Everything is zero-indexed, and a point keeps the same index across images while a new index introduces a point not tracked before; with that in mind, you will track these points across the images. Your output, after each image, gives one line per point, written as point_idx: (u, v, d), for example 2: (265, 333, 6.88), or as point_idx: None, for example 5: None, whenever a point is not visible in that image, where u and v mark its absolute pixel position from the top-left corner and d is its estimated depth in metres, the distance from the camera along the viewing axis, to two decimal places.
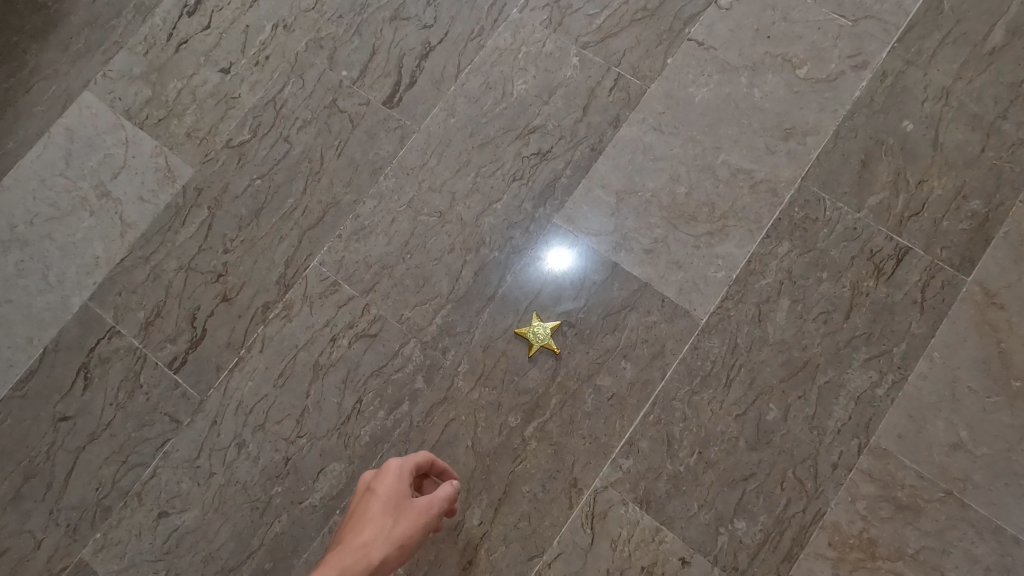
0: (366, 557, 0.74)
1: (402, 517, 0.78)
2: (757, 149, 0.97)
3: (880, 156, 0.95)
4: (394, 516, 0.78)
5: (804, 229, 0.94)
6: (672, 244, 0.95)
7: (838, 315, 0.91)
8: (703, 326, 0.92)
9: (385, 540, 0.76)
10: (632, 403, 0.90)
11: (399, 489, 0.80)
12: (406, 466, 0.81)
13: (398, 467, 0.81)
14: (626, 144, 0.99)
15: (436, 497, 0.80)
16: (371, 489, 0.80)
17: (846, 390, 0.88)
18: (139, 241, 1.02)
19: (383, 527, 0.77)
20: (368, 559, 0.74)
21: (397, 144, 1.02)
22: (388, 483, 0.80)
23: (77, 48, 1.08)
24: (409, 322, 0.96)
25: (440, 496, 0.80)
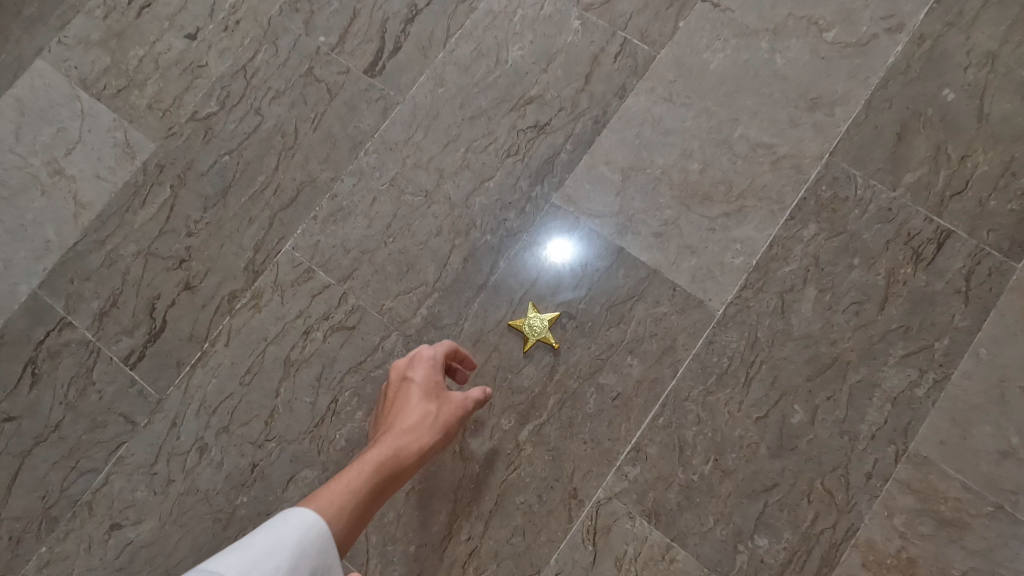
0: (413, 441, 0.72)
1: (442, 404, 0.75)
2: (779, 122, 0.87)
3: (918, 129, 0.85)
4: (434, 404, 0.75)
5: (832, 210, 0.84)
6: (684, 227, 0.85)
7: (871, 307, 0.81)
8: (719, 318, 0.82)
9: (429, 426, 0.73)
10: (639, 404, 0.81)
11: (436, 378, 0.77)
12: (439, 354, 0.78)
13: (432, 354, 0.78)
14: (633, 116, 0.89)
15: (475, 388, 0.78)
16: (405, 379, 0.77)
17: (880, 390, 0.78)
18: (94, 223, 0.92)
19: (425, 413, 0.74)
20: (413, 443, 0.72)
21: (379, 117, 0.92)
22: (424, 368, 0.77)
23: (29, 12, 0.99)
24: (391, 313, 0.86)
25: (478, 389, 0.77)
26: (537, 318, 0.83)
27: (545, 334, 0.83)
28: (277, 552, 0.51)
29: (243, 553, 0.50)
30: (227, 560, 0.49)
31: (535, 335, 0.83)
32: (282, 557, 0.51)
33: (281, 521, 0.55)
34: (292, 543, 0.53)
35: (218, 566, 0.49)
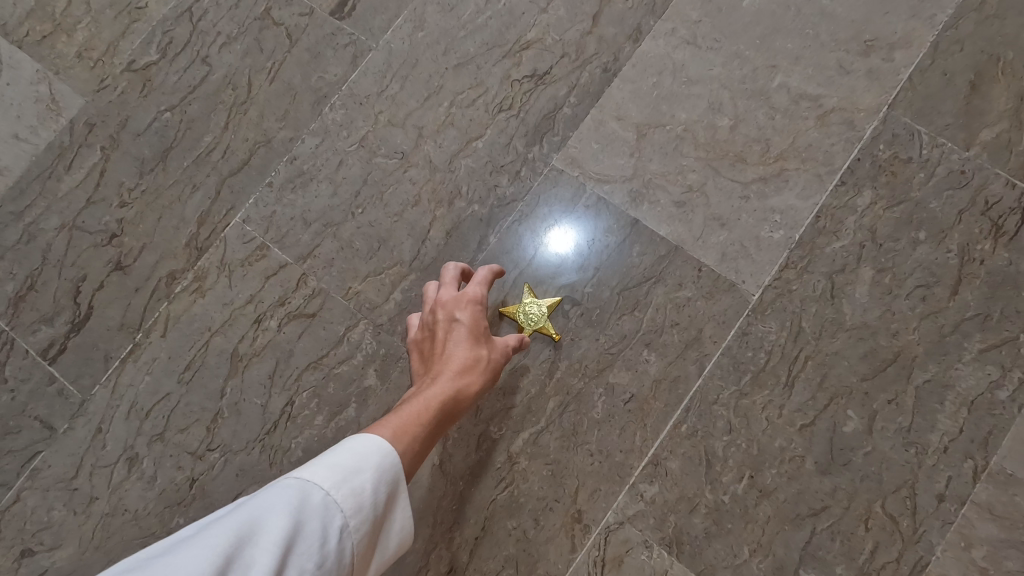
0: (466, 385, 0.60)
1: (492, 347, 0.64)
2: (827, 69, 0.72)
3: (996, 76, 0.70)
4: (485, 347, 0.63)
5: (892, 175, 0.69)
6: (712, 195, 0.70)
7: (940, 291, 0.66)
8: (755, 304, 0.68)
9: (481, 371, 0.62)
10: (657, 408, 0.66)
11: (483, 319, 0.65)
12: (485, 290, 0.66)
13: (479, 290, 0.66)
14: (649, 63, 0.74)
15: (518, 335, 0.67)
16: (447, 317, 0.64)
17: (954, 392, 0.64)
18: (11, 191, 0.78)
19: (474, 355, 0.62)
20: (466, 388, 0.60)
21: (348, 67, 0.78)
22: (471, 306, 0.65)
23: None
24: (359, 298, 0.72)
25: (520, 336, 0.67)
26: (533, 305, 0.69)
27: (544, 324, 0.68)
28: (363, 471, 0.45)
29: (331, 469, 0.44)
30: (317, 472, 0.44)
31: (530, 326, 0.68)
32: (369, 478, 0.45)
33: (359, 439, 0.48)
34: (377, 464, 0.46)
35: (307, 475, 0.43)
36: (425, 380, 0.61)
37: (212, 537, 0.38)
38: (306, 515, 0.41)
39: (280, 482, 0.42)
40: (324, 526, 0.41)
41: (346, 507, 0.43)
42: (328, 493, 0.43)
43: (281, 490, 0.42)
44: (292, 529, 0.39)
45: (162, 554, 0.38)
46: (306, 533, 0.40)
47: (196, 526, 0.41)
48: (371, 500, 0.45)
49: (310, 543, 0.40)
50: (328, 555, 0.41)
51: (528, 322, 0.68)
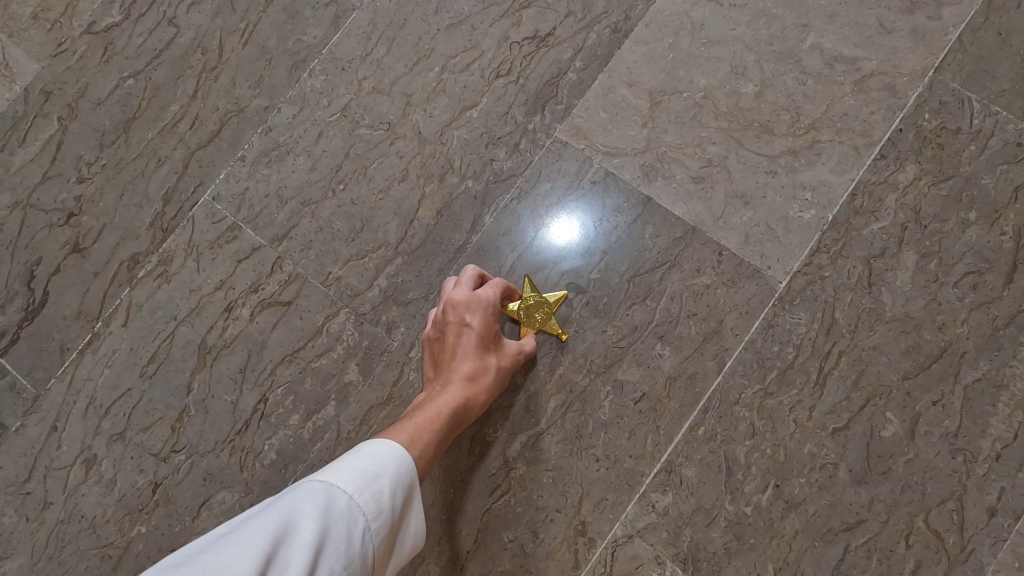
0: (473, 400, 0.56)
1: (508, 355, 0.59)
2: (866, 28, 0.64)
3: None
4: (497, 357, 0.58)
5: (938, 148, 0.61)
6: (735, 170, 0.63)
7: (993, 279, 0.59)
8: (782, 292, 0.60)
9: (489, 385, 0.57)
10: (671, 409, 0.59)
11: (494, 325, 0.59)
12: (502, 296, 0.60)
13: (494, 294, 0.59)
14: (664, 22, 0.66)
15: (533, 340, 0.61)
16: (457, 319, 0.58)
17: (1008, 393, 0.57)
18: None
19: (485, 366, 0.57)
20: (472, 401, 0.56)
21: (328, 28, 0.70)
22: (484, 310, 0.58)
23: None
24: (339, 284, 0.65)
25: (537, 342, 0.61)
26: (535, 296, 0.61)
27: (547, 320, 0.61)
28: (383, 476, 0.44)
29: (352, 472, 0.43)
30: (338, 476, 0.42)
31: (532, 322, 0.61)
32: (389, 482, 0.44)
33: (374, 444, 0.46)
34: (394, 469, 0.45)
35: (330, 478, 0.42)
36: (431, 387, 0.57)
37: (243, 539, 0.37)
38: (333, 518, 0.40)
39: (303, 486, 0.41)
40: (350, 529, 0.40)
41: (368, 512, 0.42)
42: (352, 497, 0.41)
43: (305, 493, 0.40)
44: (321, 533, 0.38)
45: (188, 560, 0.37)
46: (334, 536, 0.39)
47: (223, 529, 0.40)
48: (392, 504, 0.44)
49: (338, 546, 0.39)
50: (354, 558, 0.40)
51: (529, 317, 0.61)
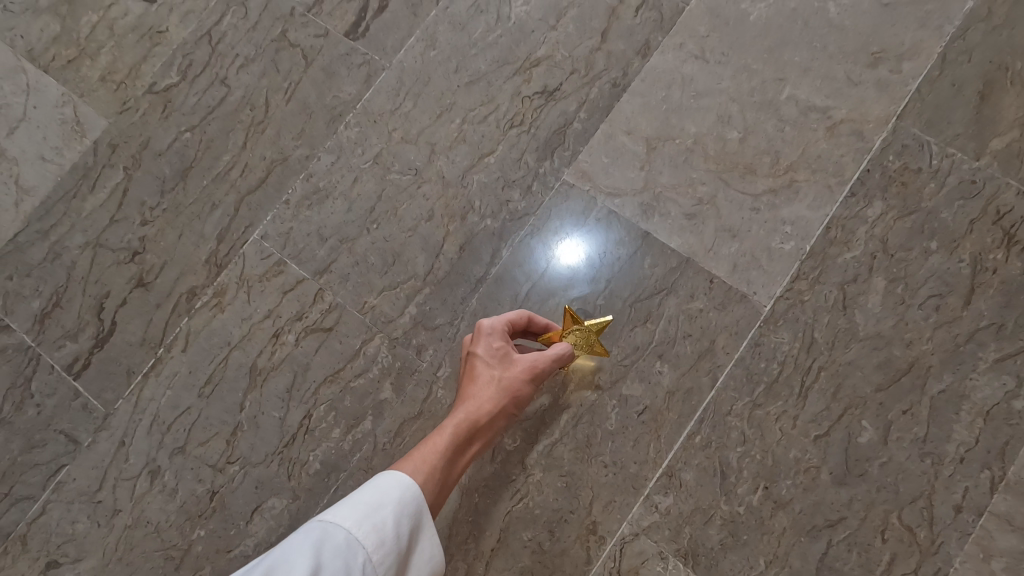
0: (480, 418, 0.63)
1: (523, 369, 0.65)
2: (836, 80, 0.73)
3: (1006, 85, 0.70)
4: (503, 376, 0.65)
5: (902, 185, 0.69)
6: (722, 208, 0.71)
7: (954, 300, 0.66)
8: (767, 315, 0.68)
9: (496, 402, 0.64)
10: (670, 420, 0.67)
11: (499, 350, 0.65)
12: (512, 318, 0.67)
13: (497, 322, 0.66)
14: (658, 77, 0.75)
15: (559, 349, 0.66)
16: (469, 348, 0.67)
17: (970, 402, 0.64)
18: (36, 211, 0.80)
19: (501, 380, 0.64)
20: (488, 417, 0.64)
21: (362, 85, 0.79)
22: (488, 337, 0.66)
23: None
24: (373, 312, 0.73)
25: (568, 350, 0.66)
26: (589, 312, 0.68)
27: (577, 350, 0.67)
28: (383, 507, 0.51)
29: (353, 507, 0.50)
30: (340, 511, 0.49)
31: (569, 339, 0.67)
32: (389, 513, 0.51)
33: (379, 478, 0.53)
34: (397, 499, 0.52)
35: (331, 516, 0.48)
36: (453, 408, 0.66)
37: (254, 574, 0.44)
38: (333, 550, 0.46)
39: (308, 525, 0.48)
40: (351, 559, 0.47)
41: (368, 542, 0.48)
42: (352, 530, 0.48)
43: (306, 532, 0.47)
44: (319, 564, 0.44)
45: None
46: (334, 566, 0.45)
47: None
48: (393, 533, 0.50)
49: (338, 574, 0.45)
50: None
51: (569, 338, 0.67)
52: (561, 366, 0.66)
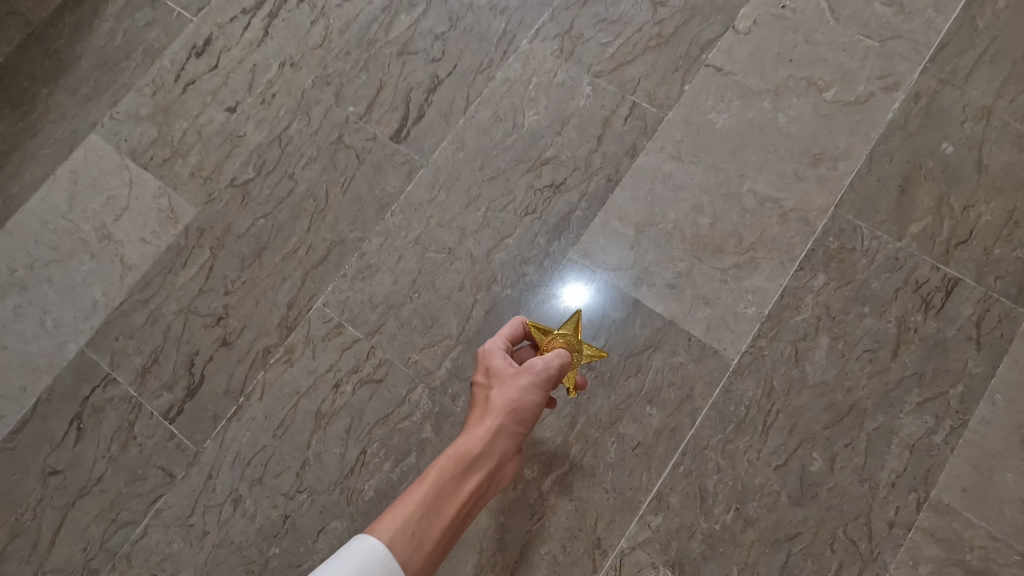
0: (483, 429, 0.69)
1: (522, 374, 0.72)
2: (785, 176, 0.91)
3: (920, 180, 0.88)
4: (499, 388, 0.72)
5: (840, 261, 0.87)
6: (697, 279, 0.88)
7: (884, 354, 0.82)
8: (735, 366, 0.84)
9: (496, 413, 0.70)
10: (659, 453, 0.82)
11: (494, 366, 0.73)
12: (508, 332, 0.77)
13: (494, 343, 0.76)
14: (644, 174, 0.94)
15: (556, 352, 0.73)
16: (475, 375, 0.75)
17: (898, 437, 0.79)
18: (138, 283, 0.98)
19: (503, 387, 0.71)
20: (489, 428, 0.69)
21: (404, 179, 0.98)
22: (485, 357, 0.75)
23: (86, 91, 1.10)
24: (416, 366, 0.90)
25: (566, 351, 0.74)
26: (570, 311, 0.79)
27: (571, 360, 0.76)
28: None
29: None
30: None
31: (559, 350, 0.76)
32: None
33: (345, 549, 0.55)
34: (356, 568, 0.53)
35: None
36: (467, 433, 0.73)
37: None
38: None
39: None
40: None
41: None
42: None
43: None
44: None
45: None
46: None
47: None
48: None
49: None
50: None
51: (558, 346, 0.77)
52: (554, 371, 0.72)
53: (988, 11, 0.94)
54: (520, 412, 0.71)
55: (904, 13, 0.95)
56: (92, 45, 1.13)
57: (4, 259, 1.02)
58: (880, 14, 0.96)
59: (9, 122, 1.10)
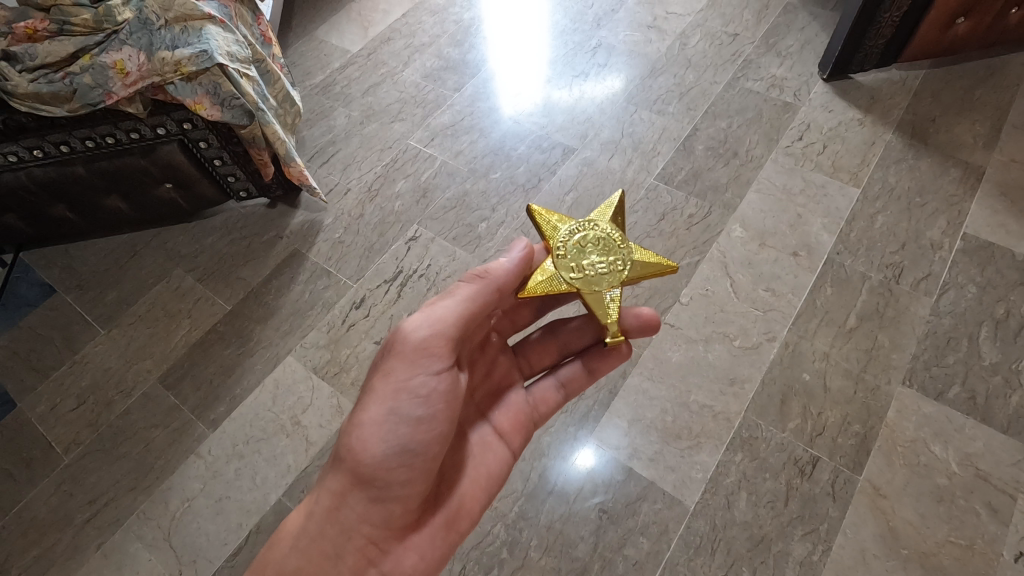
0: (342, 478, 0.94)
1: (392, 372, 0.94)
2: (714, 391, 1.54)
3: (792, 395, 1.51)
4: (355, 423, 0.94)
5: (750, 444, 1.46)
6: (666, 454, 1.47)
7: (779, 503, 1.38)
8: (692, 510, 1.39)
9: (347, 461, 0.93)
10: (649, 567, 1.34)
11: (376, 377, 0.95)
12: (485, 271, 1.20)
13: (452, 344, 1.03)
14: (631, 388, 1.57)
15: (424, 318, 0.94)
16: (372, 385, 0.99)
17: (791, 556, 1.33)
18: (317, 454, 1.56)
19: (368, 416, 0.93)
20: (343, 478, 0.94)
21: None
22: (379, 361, 0.98)
23: (285, 328, 1.78)
24: (496, 509, 1.43)
25: (497, 265, 0.99)
26: (622, 244, 1.07)
27: (612, 294, 1.04)
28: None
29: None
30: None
31: (604, 283, 1.04)
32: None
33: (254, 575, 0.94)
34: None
35: None
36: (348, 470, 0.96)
37: None
38: None
39: None
40: None
41: None
42: None
43: None
44: None
45: None
46: None
47: None
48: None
49: None
50: None
51: (600, 277, 1.04)
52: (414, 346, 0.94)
53: (822, 296, 1.65)
54: (362, 456, 0.92)
55: (775, 296, 1.67)
56: (289, 300, 1.84)
57: (229, 436, 1.61)
58: (762, 295, 1.68)
59: (234, 347, 1.76)
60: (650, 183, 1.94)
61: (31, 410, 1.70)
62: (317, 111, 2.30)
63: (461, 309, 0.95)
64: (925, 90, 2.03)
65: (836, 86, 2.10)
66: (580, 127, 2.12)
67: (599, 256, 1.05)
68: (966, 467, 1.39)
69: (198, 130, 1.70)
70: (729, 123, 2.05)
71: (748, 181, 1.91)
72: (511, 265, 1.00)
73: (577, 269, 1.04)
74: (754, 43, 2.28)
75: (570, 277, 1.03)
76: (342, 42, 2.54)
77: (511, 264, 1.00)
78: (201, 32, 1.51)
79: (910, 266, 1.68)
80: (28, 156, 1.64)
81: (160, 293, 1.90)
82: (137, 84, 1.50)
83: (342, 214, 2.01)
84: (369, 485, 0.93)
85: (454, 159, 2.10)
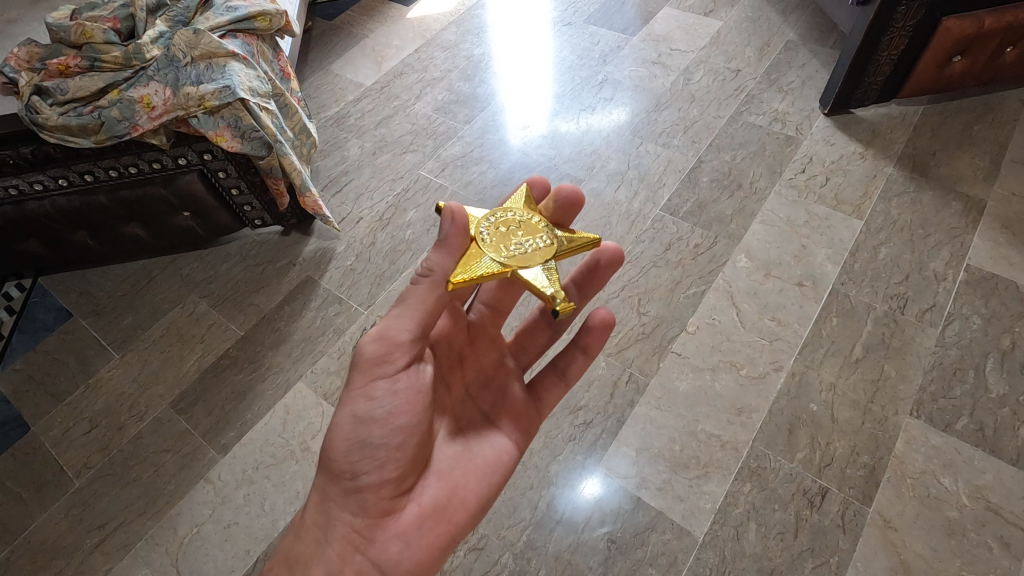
0: (321, 475, 0.93)
1: (352, 377, 0.91)
2: (722, 421, 1.55)
3: (800, 426, 1.52)
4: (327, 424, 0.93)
5: (759, 475, 1.46)
6: (675, 484, 1.47)
7: (789, 535, 1.38)
8: (701, 541, 1.39)
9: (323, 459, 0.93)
10: None
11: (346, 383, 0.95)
12: None
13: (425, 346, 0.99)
14: (638, 417, 1.58)
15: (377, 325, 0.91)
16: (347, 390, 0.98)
17: None
18: None
19: (335, 418, 0.91)
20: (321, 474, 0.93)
21: None
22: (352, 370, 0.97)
23: (296, 354, 1.81)
24: (504, 538, 1.43)
25: (438, 257, 0.88)
26: (542, 225, 1.05)
27: (549, 267, 0.98)
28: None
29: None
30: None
31: (537, 257, 0.98)
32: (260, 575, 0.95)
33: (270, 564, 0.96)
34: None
35: None
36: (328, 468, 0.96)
37: None
38: None
39: None
40: None
41: None
42: None
43: None
44: None
45: None
46: None
47: None
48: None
49: None
50: None
51: (533, 255, 0.98)
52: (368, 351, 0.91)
53: (828, 326, 1.67)
54: (329, 452, 0.91)
55: (781, 326, 1.69)
56: (301, 325, 1.87)
57: (240, 462, 1.62)
58: (768, 325, 1.69)
59: (246, 371, 1.79)
60: (656, 214, 1.98)
61: (44, 433, 1.71)
62: (331, 142, 2.37)
63: (412, 313, 0.90)
64: (924, 126, 2.08)
65: (836, 120, 2.16)
66: (587, 159, 2.17)
67: (526, 239, 1.00)
68: (977, 499, 1.38)
69: (218, 160, 1.76)
70: (733, 156, 2.10)
71: (752, 213, 1.94)
72: (446, 244, 0.88)
73: (509, 249, 0.98)
74: (756, 79, 2.35)
75: (504, 258, 0.96)
76: (356, 76, 2.62)
77: (446, 241, 0.88)
78: (224, 69, 1.58)
79: (915, 296, 1.70)
80: (53, 185, 1.70)
81: (175, 318, 1.93)
82: (162, 117, 1.56)
83: (354, 242, 2.06)
84: (341, 480, 0.91)
85: (464, 189, 2.15)
